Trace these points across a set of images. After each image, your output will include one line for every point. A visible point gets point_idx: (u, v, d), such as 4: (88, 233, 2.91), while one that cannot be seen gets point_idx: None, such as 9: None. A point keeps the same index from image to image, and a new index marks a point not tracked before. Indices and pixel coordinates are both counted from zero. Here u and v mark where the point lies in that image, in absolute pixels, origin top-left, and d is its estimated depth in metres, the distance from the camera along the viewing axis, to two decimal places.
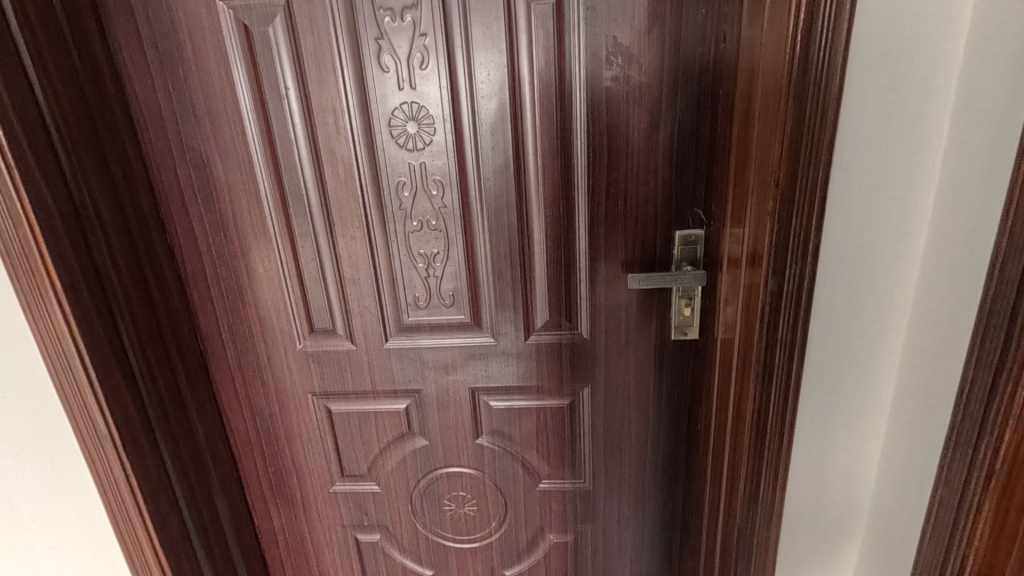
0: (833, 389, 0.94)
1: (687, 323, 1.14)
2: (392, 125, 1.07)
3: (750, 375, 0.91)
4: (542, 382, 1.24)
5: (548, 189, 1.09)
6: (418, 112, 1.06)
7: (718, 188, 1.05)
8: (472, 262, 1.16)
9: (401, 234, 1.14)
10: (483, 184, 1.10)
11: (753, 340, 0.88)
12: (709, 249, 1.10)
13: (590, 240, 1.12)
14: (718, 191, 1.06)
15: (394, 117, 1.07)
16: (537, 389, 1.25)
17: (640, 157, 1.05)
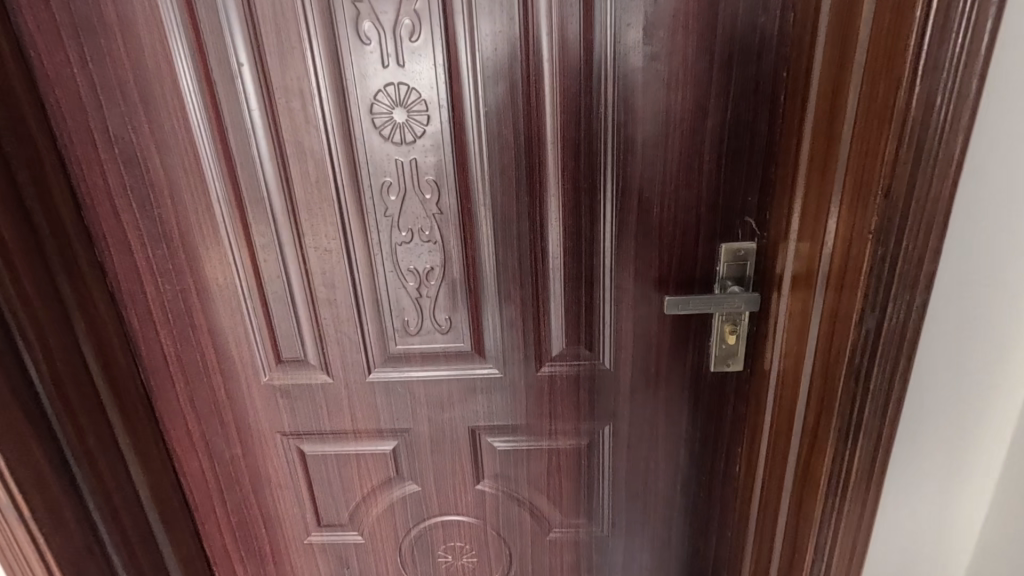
0: (932, 446, 0.74)
1: (731, 353, 0.96)
2: (375, 111, 0.86)
3: (829, 430, 0.72)
4: (555, 419, 1.05)
5: (568, 192, 0.89)
6: (407, 95, 0.85)
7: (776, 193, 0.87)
8: (473, 280, 0.96)
9: (387, 247, 0.93)
10: (489, 185, 0.89)
11: (837, 388, 0.70)
12: (758, 265, 0.91)
13: (616, 254, 0.92)
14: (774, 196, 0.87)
15: (377, 102, 0.85)
16: (549, 427, 1.06)
17: (682, 153, 0.86)
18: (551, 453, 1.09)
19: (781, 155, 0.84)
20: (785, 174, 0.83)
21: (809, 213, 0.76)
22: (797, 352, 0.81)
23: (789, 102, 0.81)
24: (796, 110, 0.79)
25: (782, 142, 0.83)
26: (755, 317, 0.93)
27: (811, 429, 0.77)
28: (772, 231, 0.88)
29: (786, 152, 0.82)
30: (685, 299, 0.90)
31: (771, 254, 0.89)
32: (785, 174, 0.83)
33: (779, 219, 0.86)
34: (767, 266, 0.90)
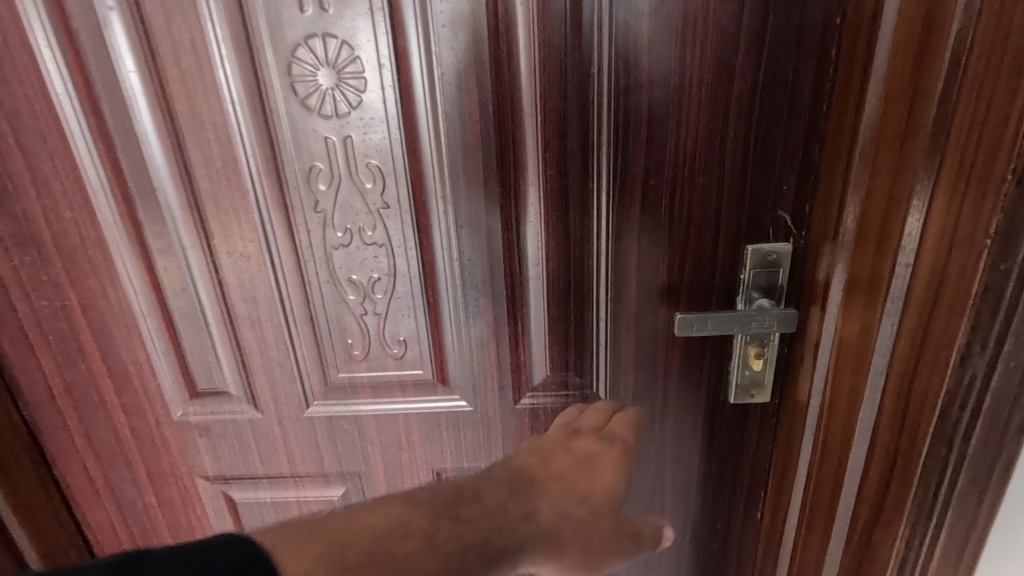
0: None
1: (757, 383, 0.77)
2: (294, 73, 0.64)
3: (907, 498, 0.54)
4: None
5: (552, 179, 0.69)
6: (336, 51, 0.64)
7: (821, 178, 0.67)
8: (432, 291, 0.75)
9: (320, 251, 0.73)
10: (450, 172, 0.69)
11: (923, 445, 0.52)
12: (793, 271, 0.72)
13: (614, 259, 0.73)
14: (819, 183, 0.67)
15: (297, 61, 0.64)
16: None
17: (699, 129, 0.66)
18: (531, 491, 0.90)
19: (830, 130, 0.64)
20: (838, 157, 0.63)
21: (874, 209, 0.56)
22: (850, 390, 0.61)
23: (847, 57, 0.61)
24: (859, 68, 0.59)
25: (833, 113, 0.64)
26: (787, 334, 0.74)
27: (873, 494, 0.58)
28: (814, 229, 0.69)
29: (841, 126, 0.62)
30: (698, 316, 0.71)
31: (812, 258, 0.70)
32: (837, 154, 0.63)
33: (828, 213, 0.66)
34: (807, 272, 0.71)
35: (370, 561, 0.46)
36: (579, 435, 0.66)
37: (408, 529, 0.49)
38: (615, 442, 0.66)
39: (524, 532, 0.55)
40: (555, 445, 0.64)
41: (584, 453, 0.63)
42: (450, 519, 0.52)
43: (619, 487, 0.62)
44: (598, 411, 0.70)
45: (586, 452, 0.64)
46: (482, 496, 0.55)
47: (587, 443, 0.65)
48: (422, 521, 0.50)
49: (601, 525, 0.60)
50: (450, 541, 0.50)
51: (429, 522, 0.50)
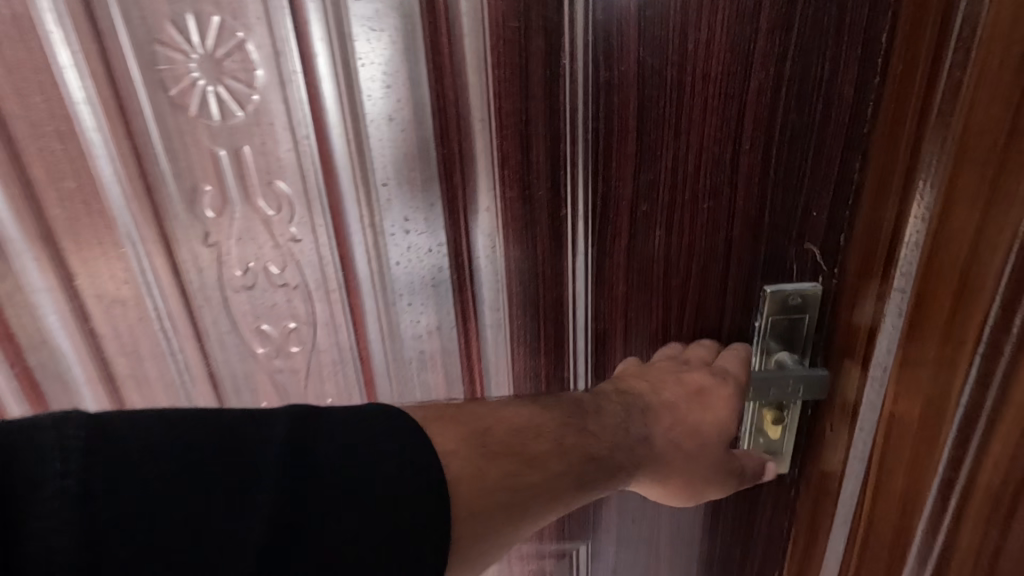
0: None
1: (774, 452, 0.62)
2: (160, 63, 0.47)
3: None
4: None
5: (513, 203, 0.53)
6: (214, 33, 0.47)
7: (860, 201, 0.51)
8: (365, 344, 0.59)
9: (216, 295, 0.57)
10: (378, 194, 0.52)
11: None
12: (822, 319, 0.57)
13: (595, 303, 0.57)
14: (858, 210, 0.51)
15: (162, 46, 0.47)
16: None
17: (705, 139, 0.50)
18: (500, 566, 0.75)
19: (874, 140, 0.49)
20: (884, 187, 0.49)
21: (949, 264, 0.45)
22: (908, 468, 0.50)
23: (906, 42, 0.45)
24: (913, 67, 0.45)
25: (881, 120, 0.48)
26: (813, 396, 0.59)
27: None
28: (851, 268, 0.53)
29: (886, 147, 0.48)
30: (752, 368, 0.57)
31: (848, 306, 0.54)
32: (882, 185, 0.49)
33: (862, 255, 0.52)
34: (841, 320, 0.55)
35: (510, 454, 0.46)
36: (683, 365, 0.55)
37: (540, 430, 0.48)
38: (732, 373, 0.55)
39: (635, 456, 0.51)
40: (660, 370, 0.55)
41: (691, 387, 0.54)
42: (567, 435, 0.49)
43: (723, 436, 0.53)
44: (707, 343, 0.57)
45: (698, 386, 0.54)
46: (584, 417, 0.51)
47: (697, 373, 0.54)
48: (553, 424, 0.49)
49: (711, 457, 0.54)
50: (577, 450, 0.48)
51: (558, 428, 0.49)
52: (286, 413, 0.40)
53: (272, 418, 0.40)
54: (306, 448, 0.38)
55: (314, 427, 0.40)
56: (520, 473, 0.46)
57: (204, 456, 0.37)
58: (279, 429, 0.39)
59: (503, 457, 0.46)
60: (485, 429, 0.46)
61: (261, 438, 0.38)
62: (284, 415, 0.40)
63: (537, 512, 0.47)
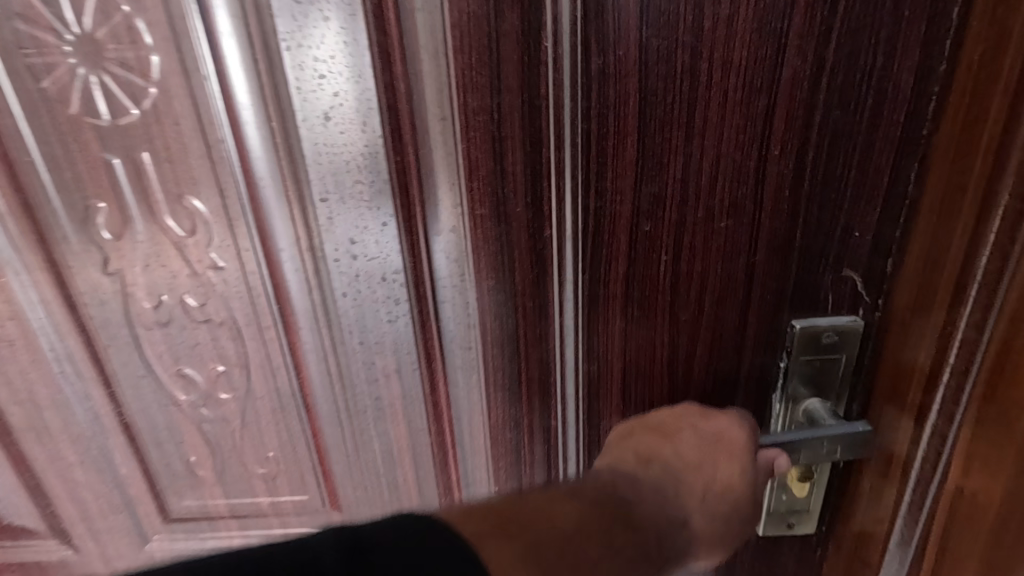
0: None
1: (799, 510, 0.52)
2: (27, 46, 0.37)
3: None
4: None
5: (485, 223, 0.43)
6: (90, 7, 0.36)
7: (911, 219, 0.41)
8: (309, 388, 0.49)
9: (124, 333, 0.46)
10: (316, 211, 0.42)
11: None
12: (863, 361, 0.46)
13: (587, 341, 0.47)
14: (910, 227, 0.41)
15: (26, 24, 0.37)
16: None
17: (724, 143, 0.40)
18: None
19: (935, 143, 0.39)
20: (955, 198, 0.38)
21: None
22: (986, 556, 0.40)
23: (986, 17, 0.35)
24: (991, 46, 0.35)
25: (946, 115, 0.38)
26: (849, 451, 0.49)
27: None
28: (900, 299, 0.43)
29: (957, 147, 0.37)
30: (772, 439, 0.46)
31: (895, 345, 0.44)
32: (951, 195, 0.38)
33: (918, 282, 0.41)
34: (886, 364, 0.45)
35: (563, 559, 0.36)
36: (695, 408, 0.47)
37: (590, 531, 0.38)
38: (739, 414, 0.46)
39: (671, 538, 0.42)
40: (670, 418, 0.46)
41: (705, 435, 0.45)
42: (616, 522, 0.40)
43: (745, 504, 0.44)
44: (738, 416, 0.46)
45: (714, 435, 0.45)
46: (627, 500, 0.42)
47: (708, 418, 0.46)
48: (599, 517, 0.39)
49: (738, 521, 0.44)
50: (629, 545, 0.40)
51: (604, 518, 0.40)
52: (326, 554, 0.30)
53: (314, 557, 0.30)
54: None
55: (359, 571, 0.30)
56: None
57: None
58: None
59: (564, 570, 0.36)
60: (543, 535, 0.37)
61: None
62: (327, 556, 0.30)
63: None
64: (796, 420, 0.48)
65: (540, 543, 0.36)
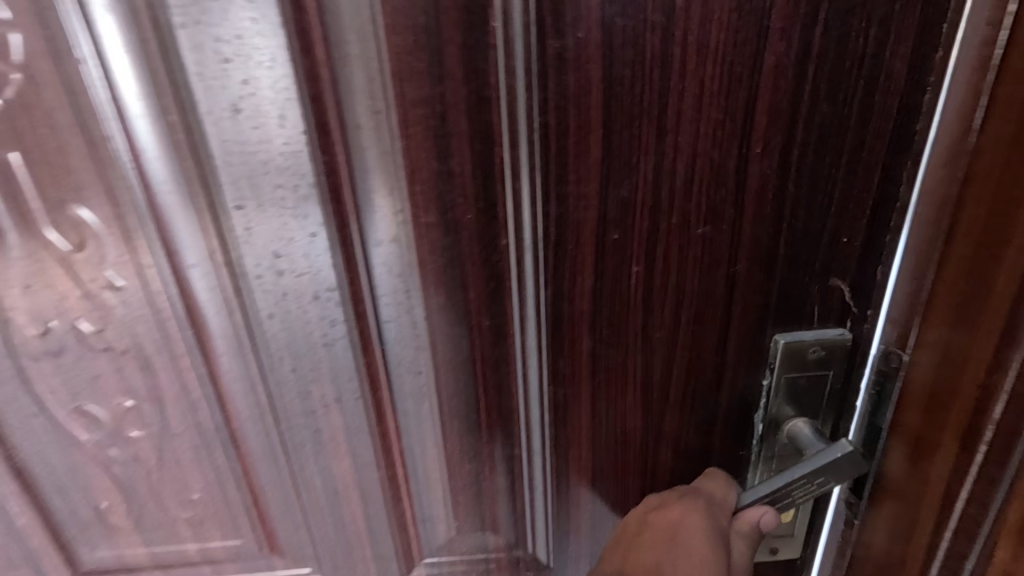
0: None
1: (783, 535, 0.48)
2: None
3: None
4: None
5: (431, 232, 0.37)
6: None
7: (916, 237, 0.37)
8: (237, 423, 0.43)
9: (7, 367, 0.39)
10: (231, 222, 0.36)
11: None
12: (878, 405, 0.41)
13: (551, 364, 0.42)
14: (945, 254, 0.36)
15: None
16: None
17: (699, 140, 0.35)
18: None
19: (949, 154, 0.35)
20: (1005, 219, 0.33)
21: None
22: None
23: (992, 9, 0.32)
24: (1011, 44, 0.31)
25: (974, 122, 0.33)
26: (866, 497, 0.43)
27: None
28: (929, 337, 0.38)
29: (1006, 158, 0.32)
30: (754, 497, 0.44)
31: (922, 388, 0.38)
32: (994, 223, 0.33)
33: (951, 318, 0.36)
34: (910, 410, 0.39)
35: None
36: (658, 496, 0.46)
37: None
38: (699, 492, 0.45)
39: None
40: (635, 518, 0.46)
41: (665, 526, 0.44)
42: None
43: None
44: (717, 480, 0.45)
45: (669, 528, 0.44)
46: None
47: (666, 509, 0.45)
48: None
49: None
50: None
51: None
52: None
53: None
54: None
55: None
56: None
57: None
58: None
59: None
60: None
61: None
62: None
63: None
64: (779, 441, 0.44)
65: None
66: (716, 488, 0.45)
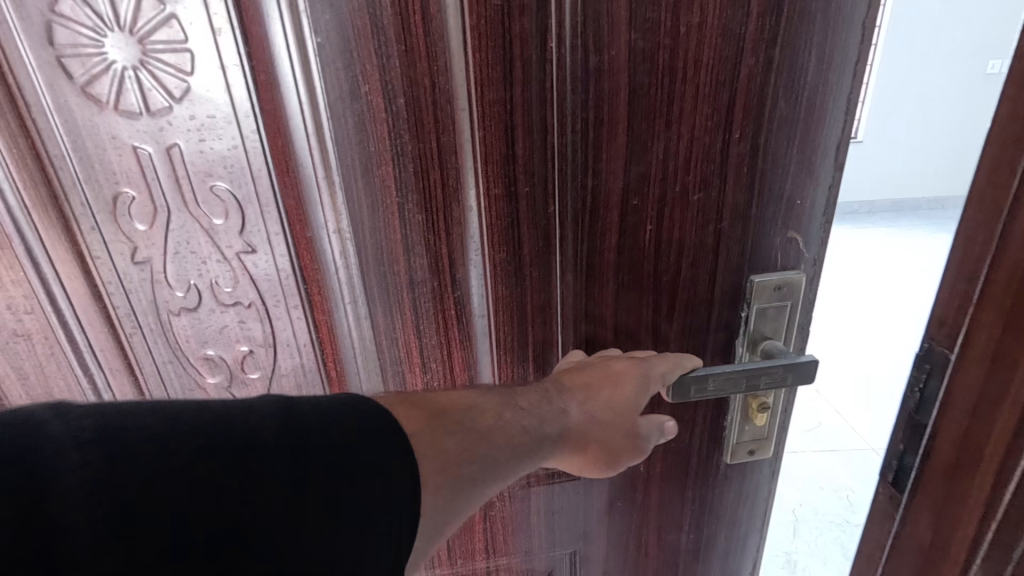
0: None
1: (758, 438, 0.63)
2: (62, 44, 0.39)
3: None
4: (488, 539, 0.70)
5: (498, 203, 0.48)
6: (125, 7, 0.38)
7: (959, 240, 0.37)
8: (336, 364, 0.53)
9: (151, 321, 0.48)
10: (343, 197, 0.46)
11: None
12: (921, 402, 0.41)
13: (585, 304, 0.54)
14: (998, 259, 0.35)
15: (61, 24, 0.38)
16: (482, 550, 0.70)
17: (695, 128, 0.48)
18: (476, 562, 0.71)
19: (999, 139, 0.35)
20: None
21: None
22: None
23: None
24: None
25: None
26: (908, 490, 0.43)
27: None
28: (979, 339, 0.36)
29: None
30: (733, 369, 0.53)
31: (978, 371, 0.36)
32: None
33: (1003, 320, 0.34)
34: (956, 411, 0.38)
35: (454, 430, 0.42)
36: (604, 358, 0.53)
37: (480, 408, 0.44)
38: (646, 362, 0.52)
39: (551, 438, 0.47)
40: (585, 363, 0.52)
41: (606, 370, 0.51)
42: (503, 412, 0.46)
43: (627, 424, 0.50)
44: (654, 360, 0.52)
45: (610, 369, 0.51)
46: (517, 395, 0.48)
47: (614, 360, 0.52)
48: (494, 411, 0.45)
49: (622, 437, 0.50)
50: (503, 427, 0.45)
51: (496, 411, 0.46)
52: (271, 408, 0.33)
53: (252, 415, 0.32)
54: (305, 458, 0.31)
55: (303, 425, 0.33)
56: (451, 437, 0.41)
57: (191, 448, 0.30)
58: (270, 428, 0.32)
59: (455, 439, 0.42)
60: (444, 408, 0.42)
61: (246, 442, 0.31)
62: (262, 417, 0.32)
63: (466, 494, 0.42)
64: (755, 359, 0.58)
65: (440, 414, 0.42)
66: (660, 365, 0.52)
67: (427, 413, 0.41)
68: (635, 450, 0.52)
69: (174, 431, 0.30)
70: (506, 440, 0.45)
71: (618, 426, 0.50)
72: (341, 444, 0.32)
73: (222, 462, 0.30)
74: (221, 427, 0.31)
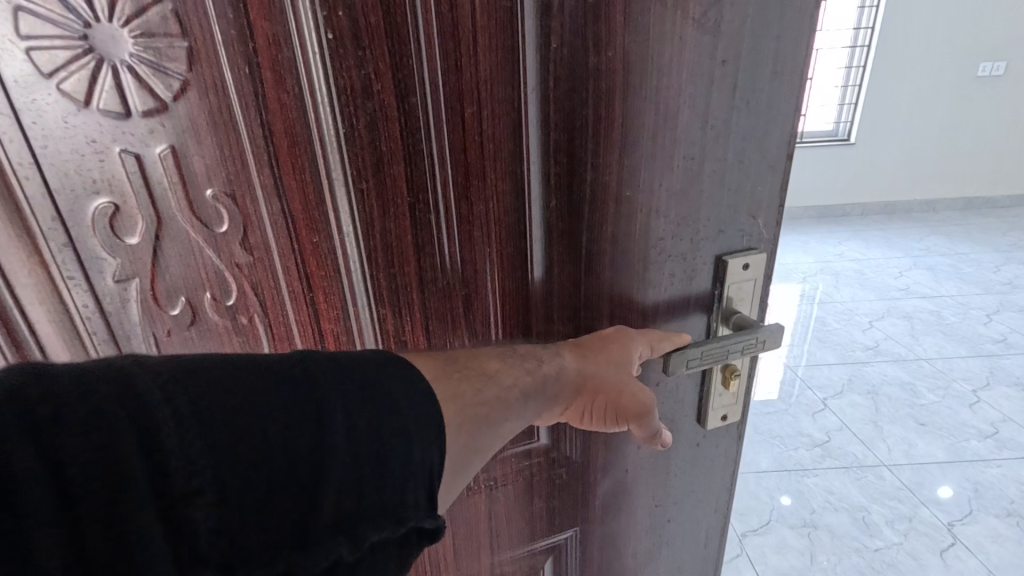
0: None
1: (728, 403, 0.69)
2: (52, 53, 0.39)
3: None
4: (495, 538, 0.71)
5: (505, 197, 0.50)
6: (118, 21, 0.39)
7: None
8: None
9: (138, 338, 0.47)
10: (343, 193, 0.45)
11: None
12: None
13: (583, 292, 0.55)
14: None
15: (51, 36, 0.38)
16: (488, 549, 0.71)
17: (687, 121, 0.50)
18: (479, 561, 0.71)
19: None
20: None
21: None
22: None
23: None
24: None
25: None
26: None
27: None
28: None
29: None
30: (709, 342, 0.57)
31: None
32: None
33: None
34: None
35: (468, 377, 0.45)
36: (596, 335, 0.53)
37: (489, 366, 0.47)
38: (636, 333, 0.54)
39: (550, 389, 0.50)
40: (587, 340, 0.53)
41: (598, 339, 0.53)
42: (504, 356, 0.48)
43: (617, 386, 0.52)
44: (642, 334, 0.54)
45: (601, 340, 0.53)
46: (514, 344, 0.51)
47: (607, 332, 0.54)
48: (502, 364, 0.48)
49: (609, 399, 0.52)
50: (509, 381, 0.47)
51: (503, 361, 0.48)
52: (333, 384, 0.35)
53: (310, 371, 0.35)
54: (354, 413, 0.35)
55: (354, 384, 0.36)
56: (467, 382, 0.44)
57: (253, 395, 0.32)
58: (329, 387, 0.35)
59: (472, 386, 0.44)
60: (460, 361, 0.45)
61: (304, 396, 0.34)
62: (318, 378, 0.35)
63: (480, 432, 0.45)
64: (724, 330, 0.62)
65: (458, 367, 0.45)
66: (651, 341, 0.55)
67: (443, 361, 0.45)
68: (639, 415, 0.52)
69: (236, 377, 0.33)
70: (511, 382, 0.47)
71: (609, 390, 0.52)
72: (383, 400, 0.36)
73: (284, 405, 0.33)
74: (284, 381, 0.33)
